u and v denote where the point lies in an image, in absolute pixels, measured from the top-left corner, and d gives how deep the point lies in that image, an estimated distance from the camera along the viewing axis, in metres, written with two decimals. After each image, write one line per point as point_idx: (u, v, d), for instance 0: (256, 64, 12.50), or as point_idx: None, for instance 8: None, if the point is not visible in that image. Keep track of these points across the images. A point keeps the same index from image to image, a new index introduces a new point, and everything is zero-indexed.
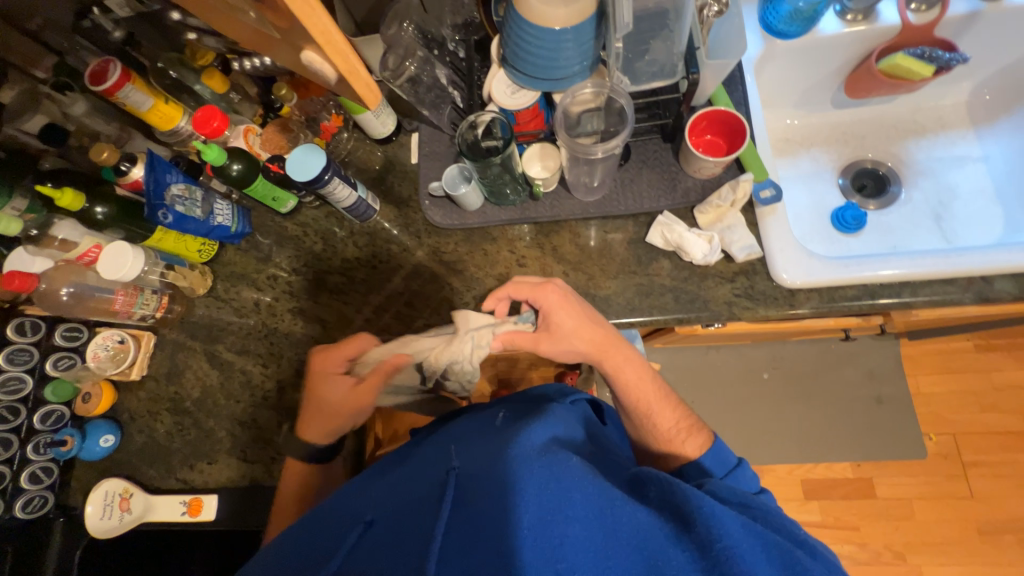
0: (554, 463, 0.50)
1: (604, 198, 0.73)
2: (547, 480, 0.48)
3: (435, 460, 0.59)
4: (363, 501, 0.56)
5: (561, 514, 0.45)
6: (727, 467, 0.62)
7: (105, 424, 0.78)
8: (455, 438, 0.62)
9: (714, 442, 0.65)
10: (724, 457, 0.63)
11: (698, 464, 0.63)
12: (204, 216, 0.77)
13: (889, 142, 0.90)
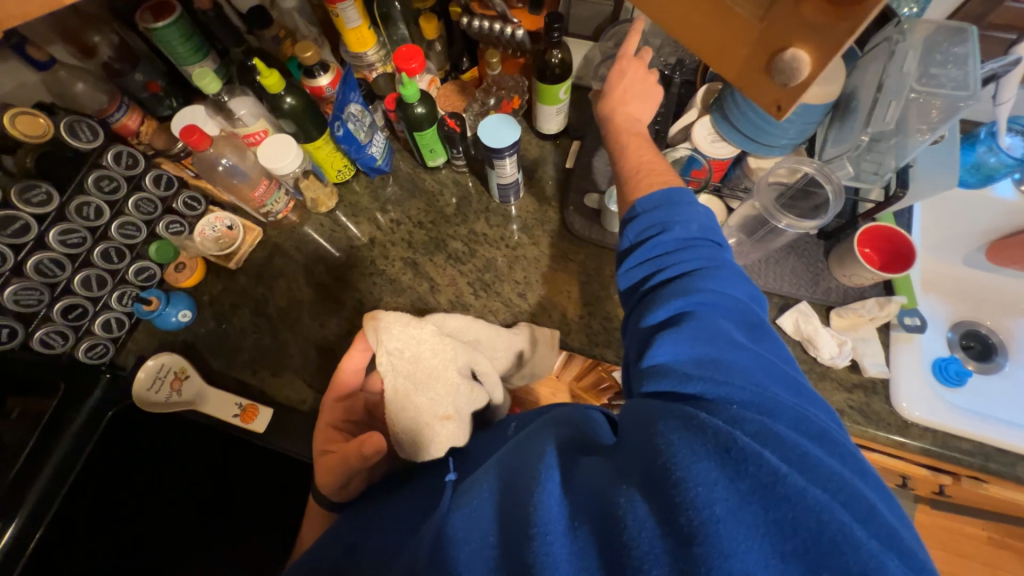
0: (530, 441, 0.42)
1: (747, 268, 0.74)
2: (517, 457, 0.40)
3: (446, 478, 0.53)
4: (402, 509, 0.52)
5: (518, 482, 0.37)
6: (679, 208, 0.50)
7: (187, 298, 0.76)
8: (479, 454, 0.56)
9: (677, 187, 0.52)
10: (685, 199, 0.51)
11: (645, 198, 0.52)
12: (365, 141, 0.77)
13: (1003, 314, 0.91)
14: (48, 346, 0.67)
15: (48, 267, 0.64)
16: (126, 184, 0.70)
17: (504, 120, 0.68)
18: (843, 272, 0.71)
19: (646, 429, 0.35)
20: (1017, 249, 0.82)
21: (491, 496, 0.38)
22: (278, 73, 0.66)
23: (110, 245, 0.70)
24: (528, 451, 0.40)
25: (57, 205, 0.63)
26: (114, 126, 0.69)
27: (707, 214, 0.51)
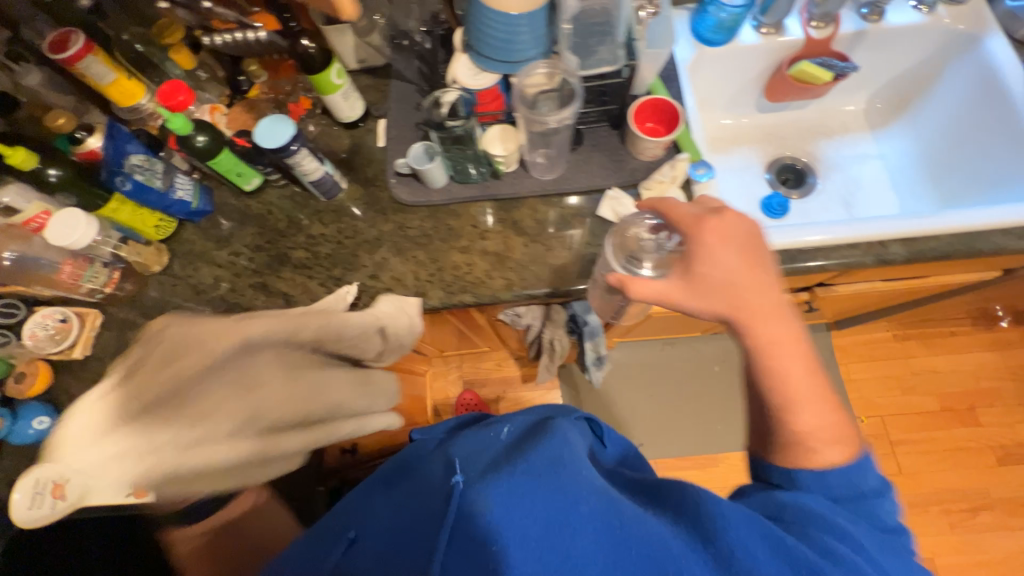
0: (558, 459, 0.52)
1: (561, 178, 0.80)
2: (557, 470, 0.50)
3: (429, 480, 0.60)
4: (404, 498, 0.61)
5: (572, 501, 0.47)
6: (861, 499, 0.52)
7: (40, 406, 0.73)
8: (461, 453, 0.65)
9: (858, 459, 0.54)
10: (863, 481, 0.53)
11: (821, 478, 0.53)
12: (166, 187, 0.76)
13: (805, 142, 1.02)
14: None
15: None
16: None
17: (276, 118, 0.71)
18: (638, 151, 0.79)
19: (706, 495, 0.49)
20: (782, 84, 0.94)
21: (532, 507, 0.46)
22: (25, 149, 0.66)
23: None
24: (569, 472, 0.51)
25: None
26: None
27: (881, 494, 0.53)
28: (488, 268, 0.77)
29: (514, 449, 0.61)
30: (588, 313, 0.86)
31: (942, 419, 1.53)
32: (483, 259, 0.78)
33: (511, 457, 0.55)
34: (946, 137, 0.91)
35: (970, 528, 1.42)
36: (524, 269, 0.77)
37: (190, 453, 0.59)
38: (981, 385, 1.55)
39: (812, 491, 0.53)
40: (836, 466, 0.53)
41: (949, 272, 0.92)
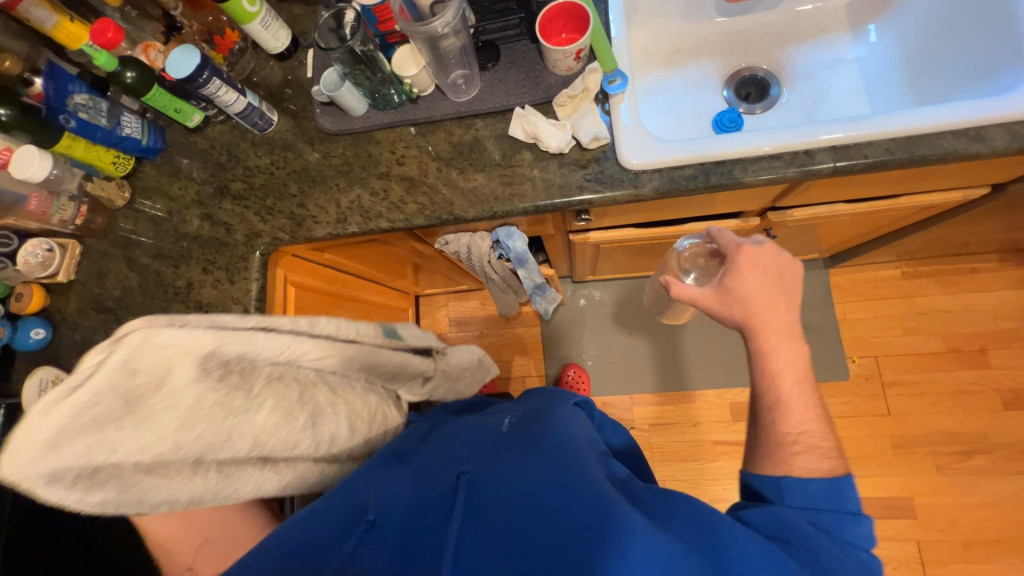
0: (565, 453, 0.62)
1: (475, 98, 0.78)
2: (558, 463, 0.60)
3: (447, 460, 0.66)
4: (420, 469, 0.66)
5: (587, 493, 0.55)
6: (821, 510, 0.54)
7: (37, 319, 0.87)
8: (464, 441, 0.70)
9: (835, 479, 0.55)
10: (836, 498, 0.55)
11: (798, 485, 0.55)
12: (113, 125, 0.83)
13: (771, 48, 0.92)
14: None
15: None
16: None
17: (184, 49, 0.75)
18: (552, 64, 0.75)
19: (704, 507, 0.53)
20: None
21: (554, 491, 0.57)
22: None
23: None
24: (571, 462, 0.60)
25: None
26: None
27: (855, 517, 0.54)
28: (403, 194, 0.79)
29: (521, 437, 0.69)
30: (513, 239, 0.87)
31: (947, 360, 1.43)
32: (399, 185, 0.80)
33: (524, 445, 0.66)
34: (931, 31, 0.80)
35: (961, 470, 1.36)
36: (437, 193, 0.78)
37: (232, 430, 0.52)
38: (999, 326, 1.43)
39: (792, 500, 0.55)
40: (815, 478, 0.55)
41: (921, 187, 0.83)
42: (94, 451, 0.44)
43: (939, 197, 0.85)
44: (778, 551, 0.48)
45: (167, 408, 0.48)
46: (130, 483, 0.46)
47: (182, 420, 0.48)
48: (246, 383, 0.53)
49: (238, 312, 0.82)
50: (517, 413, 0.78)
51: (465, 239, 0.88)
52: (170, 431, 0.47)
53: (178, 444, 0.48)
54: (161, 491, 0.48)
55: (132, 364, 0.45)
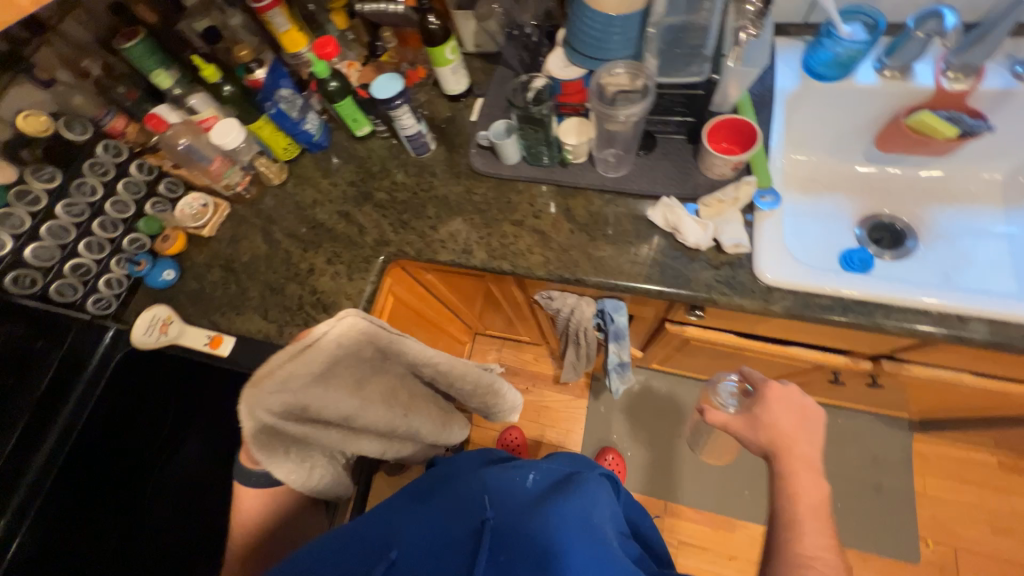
0: (587, 519, 0.60)
1: (623, 178, 0.83)
2: (580, 529, 0.58)
3: (469, 504, 0.64)
4: (441, 507, 0.64)
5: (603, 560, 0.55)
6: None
7: (171, 262, 0.95)
8: (489, 486, 0.67)
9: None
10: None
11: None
12: (300, 119, 0.94)
13: (912, 203, 0.93)
14: (62, 295, 0.87)
15: (57, 232, 0.85)
16: (115, 169, 0.91)
17: (386, 76, 0.86)
18: (706, 167, 0.79)
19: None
20: (895, 134, 0.87)
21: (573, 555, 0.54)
22: (214, 67, 0.86)
23: (105, 219, 0.90)
24: (590, 529, 0.59)
25: (59, 182, 0.85)
26: (105, 128, 0.91)
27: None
28: (532, 244, 0.83)
29: (547, 497, 0.66)
30: (617, 313, 0.88)
31: None
32: (530, 235, 0.84)
33: (547, 503, 0.63)
34: None
35: None
36: (565, 252, 0.81)
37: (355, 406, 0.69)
38: None
39: None
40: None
41: None
42: (274, 409, 0.62)
43: None
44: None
45: (321, 387, 0.65)
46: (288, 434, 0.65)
47: (326, 399, 0.65)
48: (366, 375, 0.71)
49: (347, 307, 0.86)
50: (544, 470, 0.74)
51: (569, 298, 0.90)
52: (321, 405, 0.65)
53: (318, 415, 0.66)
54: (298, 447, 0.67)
55: (321, 357, 0.64)
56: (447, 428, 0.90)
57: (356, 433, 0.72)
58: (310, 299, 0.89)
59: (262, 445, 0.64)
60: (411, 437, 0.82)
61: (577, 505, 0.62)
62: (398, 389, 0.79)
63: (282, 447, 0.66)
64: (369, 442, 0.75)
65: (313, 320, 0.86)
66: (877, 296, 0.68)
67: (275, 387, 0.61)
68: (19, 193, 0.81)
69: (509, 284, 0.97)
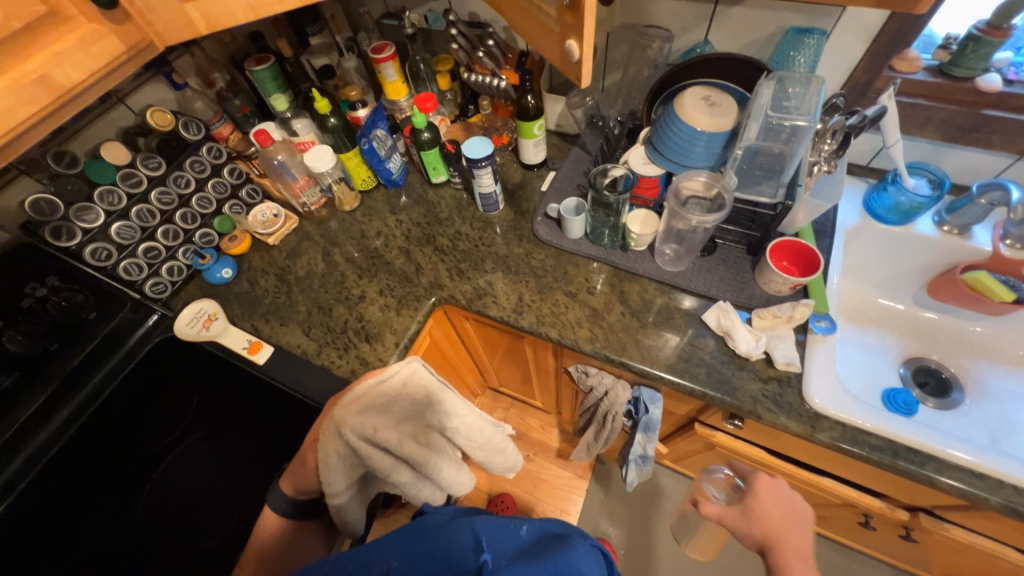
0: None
1: (680, 274, 0.86)
2: None
3: (457, 545, 0.61)
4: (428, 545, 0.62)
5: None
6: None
7: (231, 260, 0.99)
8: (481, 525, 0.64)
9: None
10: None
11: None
12: (386, 157, 1.02)
13: (960, 353, 0.93)
14: (127, 274, 0.90)
15: (144, 215, 0.89)
16: (211, 169, 0.97)
17: (475, 137, 0.93)
18: (763, 280, 0.81)
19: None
20: (947, 284, 0.89)
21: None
22: (326, 99, 0.94)
23: (188, 211, 0.95)
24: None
25: (161, 171, 0.90)
26: (213, 132, 0.99)
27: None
28: (582, 318, 0.85)
29: (542, 551, 0.61)
30: (652, 404, 0.87)
31: None
32: (581, 309, 0.86)
33: (540, 557, 0.58)
34: None
35: None
36: (613, 332, 0.82)
37: (400, 433, 0.78)
38: None
39: None
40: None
41: None
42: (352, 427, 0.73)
43: None
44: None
45: (384, 408, 0.77)
46: (342, 449, 0.74)
47: (381, 423, 0.76)
48: (419, 409, 0.81)
49: (390, 341, 0.87)
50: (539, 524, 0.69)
51: (605, 378, 0.89)
52: (377, 428, 0.75)
53: (375, 438, 0.74)
54: (349, 464, 0.75)
55: (389, 387, 0.77)
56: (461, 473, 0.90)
57: (400, 469, 0.78)
58: (355, 325, 0.90)
59: (328, 467, 0.74)
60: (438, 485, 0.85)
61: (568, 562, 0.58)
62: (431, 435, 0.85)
63: (342, 472, 0.75)
64: (405, 478, 0.79)
65: (352, 347, 0.87)
66: (925, 445, 0.67)
67: (356, 409, 0.74)
68: (125, 175, 0.86)
69: (548, 351, 0.97)
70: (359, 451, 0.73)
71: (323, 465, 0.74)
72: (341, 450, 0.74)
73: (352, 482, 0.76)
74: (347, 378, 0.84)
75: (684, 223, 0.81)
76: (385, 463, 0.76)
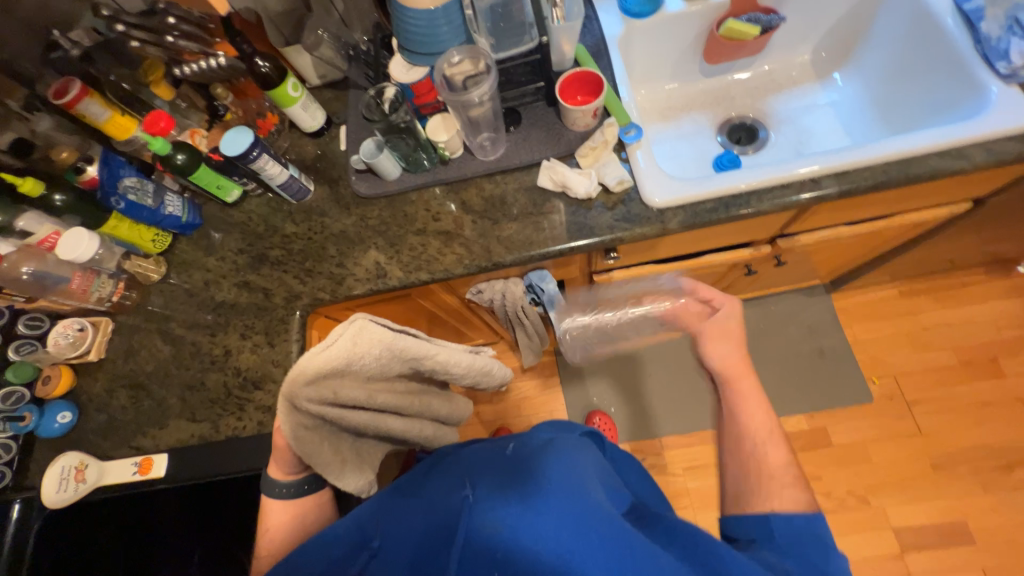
0: (569, 487, 0.57)
1: (502, 157, 0.85)
2: (556, 489, 0.57)
3: (447, 489, 0.64)
4: (418, 507, 0.63)
5: (584, 525, 0.53)
6: (805, 542, 0.60)
7: (63, 403, 0.84)
8: (465, 466, 0.68)
9: (813, 514, 0.62)
10: (815, 529, 0.61)
11: (785, 517, 0.62)
12: (156, 204, 0.87)
13: (754, 100, 1.05)
14: None
15: None
16: None
17: (231, 130, 0.81)
18: (571, 123, 0.84)
19: (701, 533, 0.57)
20: (717, 46, 0.97)
21: (552, 523, 0.53)
22: (33, 178, 0.79)
23: None
24: (573, 494, 0.56)
25: None
26: None
27: (833, 549, 0.59)
28: (442, 246, 0.84)
29: (524, 463, 0.63)
30: (545, 281, 0.92)
31: (961, 373, 1.47)
32: (436, 239, 0.84)
33: (523, 469, 0.62)
34: (888, 77, 0.93)
35: (1005, 486, 1.35)
36: (473, 243, 0.82)
37: (369, 393, 0.74)
38: (1002, 334, 1.49)
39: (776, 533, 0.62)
40: (797, 511, 0.63)
41: (914, 205, 0.91)
42: (305, 391, 0.66)
43: (930, 213, 0.94)
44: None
45: (337, 374, 0.69)
46: (303, 423, 0.69)
47: (340, 387, 0.69)
48: (383, 364, 0.74)
49: (280, 375, 0.81)
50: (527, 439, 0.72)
51: (498, 283, 0.92)
52: (335, 391, 0.69)
53: (339, 397, 0.69)
54: (318, 431, 0.72)
55: (339, 353, 0.67)
56: (453, 405, 0.95)
57: (382, 416, 0.77)
58: (237, 381, 0.82)
59: (300, 440, 0.69)
60: (431, 419, 0.89)
61: (548, 467, 0.61)
62: (403, 382, 0.83)
63: (318, 441, 0.72)
64: (392, 424, 0.79)
65: (248, 401, 0.81)
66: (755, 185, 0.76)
67: (306, 380, 0.66)
68: None
69: (439, 293, 0.96)
70: (326, 414, 0.69)
71: (291, 441, 0.69)
72: (307, 421, 0.69)
73: (335, 447, 0.74)
74: (259, 432, 0.79)
75: (479, 109, 0.79)
76: (363, 417, 0.74)
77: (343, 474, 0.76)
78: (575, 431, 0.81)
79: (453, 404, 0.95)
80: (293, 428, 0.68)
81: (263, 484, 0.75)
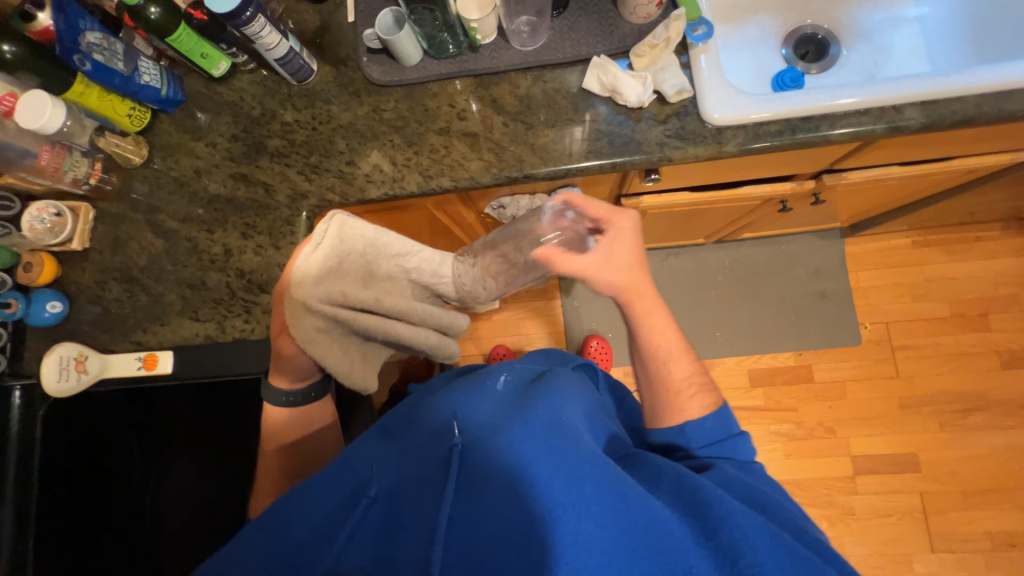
0: (559, 430, 0.52)
1: (544, 47, 0.73)
2: (548, 434, 0.52)
3: (436, 432, 0.58)
4: (407, 451, 0.58)
5: (572, 471, 0.48)
6: (721, 439, 0.61)
7: (50, 291, 0.78)
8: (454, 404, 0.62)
9: (720, 408, 0.63)
10: (726, 425, 0.62)
11: (698, 424, 0.61)
12: (129, 71, 0.73)
13: (831, 6, 0.90)
14: None
15: None
16: None
17: None
18: (630, 12, 0.71)
19: (687, 472, 0.52)
20: None
21: (548, 473, 0.48)
22: None
23: None
24: (567, 440, 0.51)
25: None
26: None
27: (742, 436, 0.62)
28: (467, 150, 0.74)
29: (516, 405, 0.58)
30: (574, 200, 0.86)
31: (949, 325, 1.51)
32: (461, 141, 0.75)
33: (508, 414, 0.56)
34: None
35: (960, 427, 1.47)
36: (504, 150, 0.73)
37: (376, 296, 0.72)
38: (999, 291, 1.52)
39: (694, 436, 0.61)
40: (711, 413, 0.62)
41: (975, 148, 0.84)
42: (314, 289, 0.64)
43: (991, 159, 0.87)
44: (773, 526, 0.47)
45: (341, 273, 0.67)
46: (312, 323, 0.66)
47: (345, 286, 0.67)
48: None
49: None
50: (517, 373, 0.67)
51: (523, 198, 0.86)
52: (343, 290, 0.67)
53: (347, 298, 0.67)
54: (329, 336, 0.69)
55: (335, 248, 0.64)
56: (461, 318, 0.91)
57: (391, 321, 0.75)
58: (241, 282, 0.77)
59: (311, 342, 0.67)
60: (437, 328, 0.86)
61: (543, 410, 0.55)
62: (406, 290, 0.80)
63: (331, 344, 0.70)
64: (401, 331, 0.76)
65: (256, 305, 0.76)
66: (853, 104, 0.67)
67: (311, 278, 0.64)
68: None
69: (456, 204, 0.89)
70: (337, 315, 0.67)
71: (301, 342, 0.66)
72: (319, 322, 0.67)
73: (345, 351, 0.72)
74: (267, 336, 0.76)
75: None
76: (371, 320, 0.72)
77: (352, 376, 0.75)
78: (568, 365, 0.78)
79: (459, 316, 0.92)
80: (301, 329, 0.65)
81: (267, 390, 0.74)
